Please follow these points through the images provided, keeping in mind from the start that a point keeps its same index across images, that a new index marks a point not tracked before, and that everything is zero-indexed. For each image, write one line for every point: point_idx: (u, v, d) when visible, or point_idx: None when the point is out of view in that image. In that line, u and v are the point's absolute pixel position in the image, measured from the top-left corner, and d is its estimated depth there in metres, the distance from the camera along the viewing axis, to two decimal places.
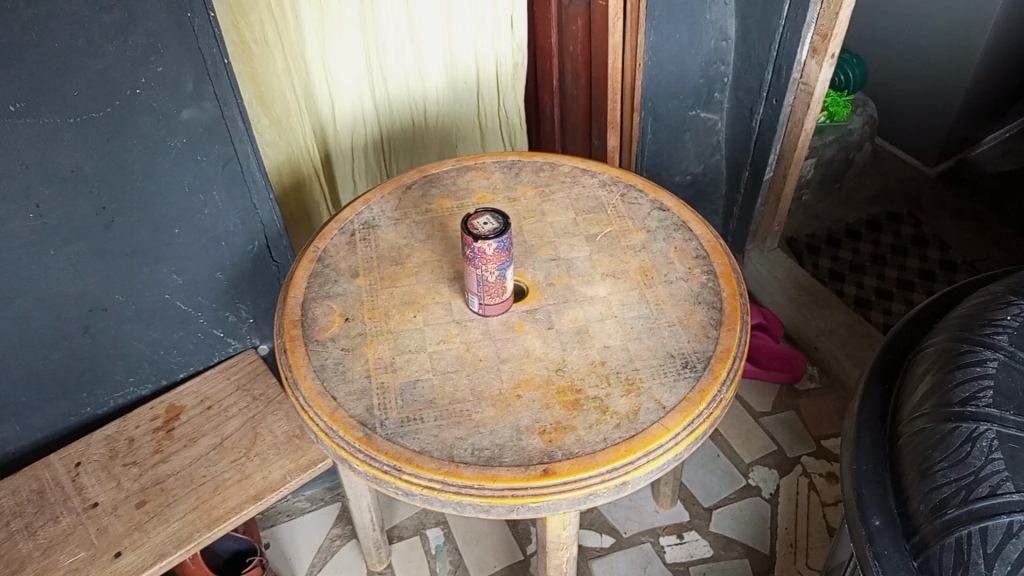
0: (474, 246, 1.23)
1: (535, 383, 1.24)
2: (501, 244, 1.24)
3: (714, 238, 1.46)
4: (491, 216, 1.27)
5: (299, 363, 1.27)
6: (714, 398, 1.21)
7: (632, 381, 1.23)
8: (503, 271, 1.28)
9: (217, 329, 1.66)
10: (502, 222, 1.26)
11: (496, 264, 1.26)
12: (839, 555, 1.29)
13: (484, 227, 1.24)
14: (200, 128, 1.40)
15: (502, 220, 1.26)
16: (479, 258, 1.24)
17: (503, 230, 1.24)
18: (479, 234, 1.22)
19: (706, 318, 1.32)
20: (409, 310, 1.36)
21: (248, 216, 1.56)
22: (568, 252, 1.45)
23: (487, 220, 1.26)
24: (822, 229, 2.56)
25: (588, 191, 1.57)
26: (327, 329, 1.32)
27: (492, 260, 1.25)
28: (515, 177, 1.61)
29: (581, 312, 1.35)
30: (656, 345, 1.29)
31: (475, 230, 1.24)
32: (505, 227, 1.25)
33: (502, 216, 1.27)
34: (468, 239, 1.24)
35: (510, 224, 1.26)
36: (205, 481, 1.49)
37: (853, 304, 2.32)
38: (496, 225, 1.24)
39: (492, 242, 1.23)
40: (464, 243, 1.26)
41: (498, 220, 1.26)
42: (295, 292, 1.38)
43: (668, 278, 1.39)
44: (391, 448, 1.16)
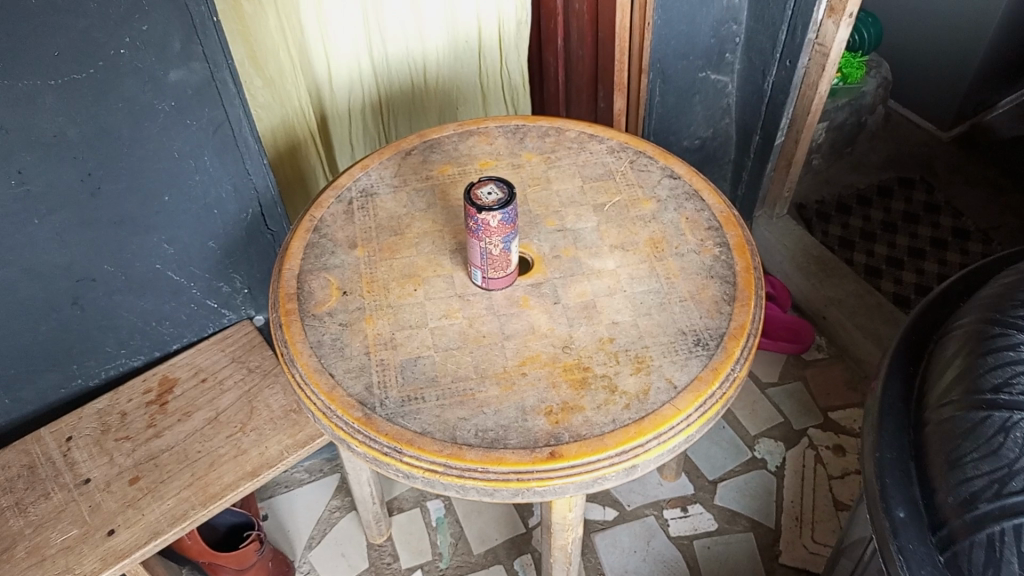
0: (478, 217, 1.17)
1: (541, 361, 1.19)
2: (506, 215, 1.18)
3: (727, 208, 1.39)
4: (496, 185, 1.20)
5: (295, 338, 1.22)
6: (727, 377, 1.16)
7: (641, 359, 1.19)
8: (507, 244, 1.22)
9: (211, 299, 1.61)
10: (507, 191, 1.20)
11: (500, 236, 1.20)
12: (853, 533, 1.26)
13: (489, 198, 1.18)
14: (189, 91, 1.33)
15: (508, 189, 1.20)
16: (483, 230, 1.19)
17: (509, 201, 1.18)
18: (483, 207, 1.16)
19: (719, 293, 1.26)
20: (410, 283, 1.30)
21: (242, 182, 1.49)
22: (575, 222, 1.39)
23: (492, 189, 1.20)
24: (832, 195, 2.49)
25: (596, 157, 1.50)
26: (324, 304, 1.27)
27: (497, 232, 1.19)
28: (519, 143, 1.54)
29: (589, 285, 1.29)
30: (667, 321, 1.24)
31: (479, 201, 1.17)
32: (510, 198, 1.18)
33: (507, 185, 1.21)
34: (472, 211, 1.18)
35: (516, 194, 1.20)
36: (201, 456, 1.45)
37: (863, 273, 2.27)
38: (501, 196, 1.18)
39: (497, 213, 1.17)
40: (467, 214, 1.20)
41: (502, 189, 1.20)
42: (290, 263, 1.32)
43: (679, 251, 1.33)
44: (392, 429, 1.11)
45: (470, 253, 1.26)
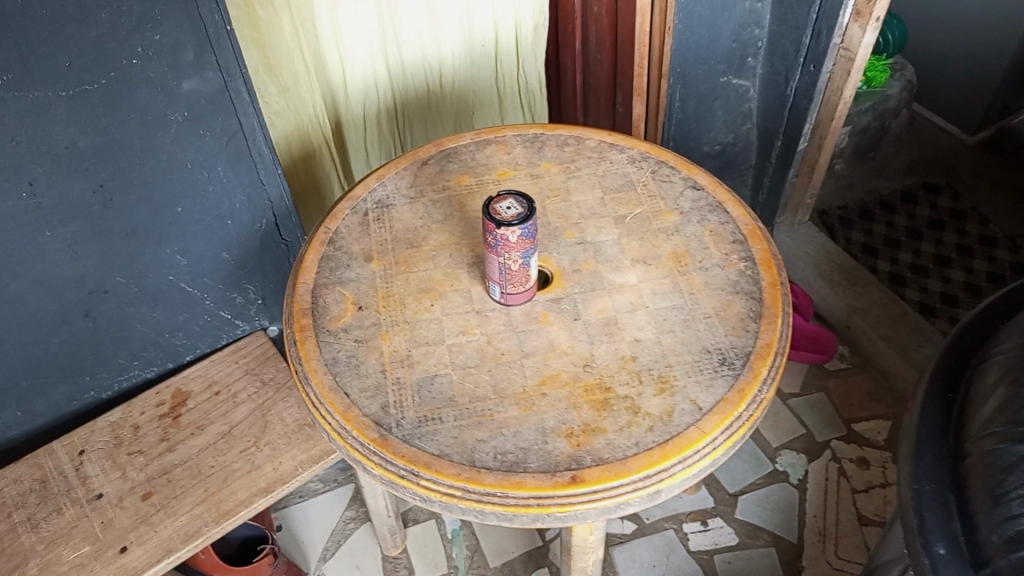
0: (497, 232, 1.14)
1: (561, 380, 1.16)
2: (526, 230, 1.14)
3: (752, 221, 1.36)
4: (515, 199, 1.17)
5: (310, 356, 1.19)
6: (754, 399, 1.13)
7: (665, 379, 1.15)
8: (526, 260, 1.19)
9: (224, 310, 1.58)
10: (527, 205, 1.16)
11: (520, 252, 1.17)
12: (885, 553, 1.24)
13: (508, 213, 1.14)
14: (202, 100, 1.30)
15: (527, 203, 1.16)
16: (502, 245, 1.15)
17: (528, 216, 1.14)
18: (502, 222, 1.13)
19: (745, 310, 1.23)
20: (427, 298, 1.27)
21: (256, 193, 1.47)
22: (595, 235, 1.36)
23: (511, 203, 1.16)
24: (855, 201, 2.44)
25: (616, 167, 1.47)
26: (340, 319, 1.24)
27: (516, 248, 1.16)
28: (537, 153, 1.50)
29: (610, 301, 1.26)
30: (691, 339, 1.20)
31: (498, 216, 1.14)
32: (530, 212, 1.15)
33: (526, 199, 1.18)
34: (490, 226, 1.15)
35: (536, 208, 1.16)
36: (214, 471, 1.42)
37: (887, 282, 2.23)
38: (520, 211, 1.15)
39: (517, 228, 1.13)
40: (485, 229, 1.17)
41: (522, 203, 1.16)
42: (305, 277, 1.30)
43: (703, 265, 1.29)
44: (409, 451, 1.08)
45: (488, 268, 1.22)
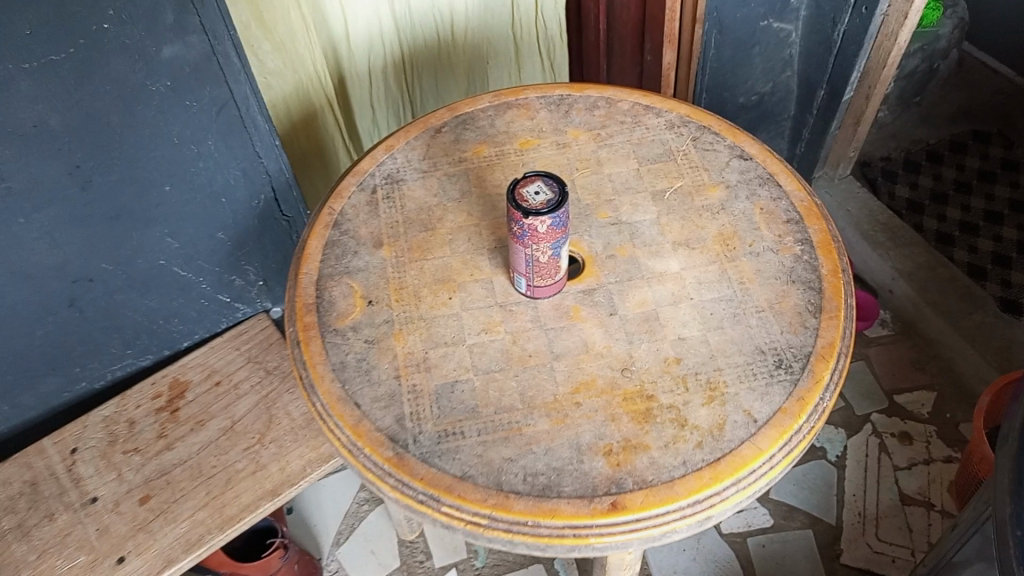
0: (524, 222, 1.00)
1: (597, 388, 1.03)
2: (557, 219, 1.00)
3: (808, 197, 1.20)
4: (544, 182, 1.02)
5: (315, 360, 1.07)
6: (815, 409, 1.00)
7: (714, 386, 1.03)
8: (556, 251, 1.05)
9: (222, 293, 1.45)
10: (557, 189, 1.02)
11: (549, 243, 1.03)
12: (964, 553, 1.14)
13: (537, 199, 1.00)
14: (186, 68, 1.15)
15: (558, 187, 1.02)
16: (529, 236, 1.02)
17: (560, 203, 1.00)
18: (530, 211, 0.99)
19: (803, 303, 1.09)
20: (443, 290, 1.14)
21: (251, 166, 1.32)
22: (630, 214, 1.21)
23: (539, 187, 1.02)
24: (899, 151, 2.26)
25: (653, 134, 1.31)
26: (348, 316, 1.11)
27: (545, 239, 1.02)
28: (564, 117, 1.34)
29: (649, 292, 1.12)
30: (742, 337, 1.07)
31: (525, 203, 1.00)
32: (562, 198, 1.00)
33: (556, 181, 1.03)
34: (516, 215, 1.00)
35: (568, 192, 1.02)
36: (216, 472, 1.32)
37: (934, 241, 2.07)
38: (550, 197, 1.00)
39: (546, 217, 0.99)
40: (509, 217, 1.03)
41: (552, 186, 1.02)
42: (308, 267, 1.16)
43: (753, 250, 1.15)
44: (428, 472, 0.97)
45: (512, 259, 1.08)
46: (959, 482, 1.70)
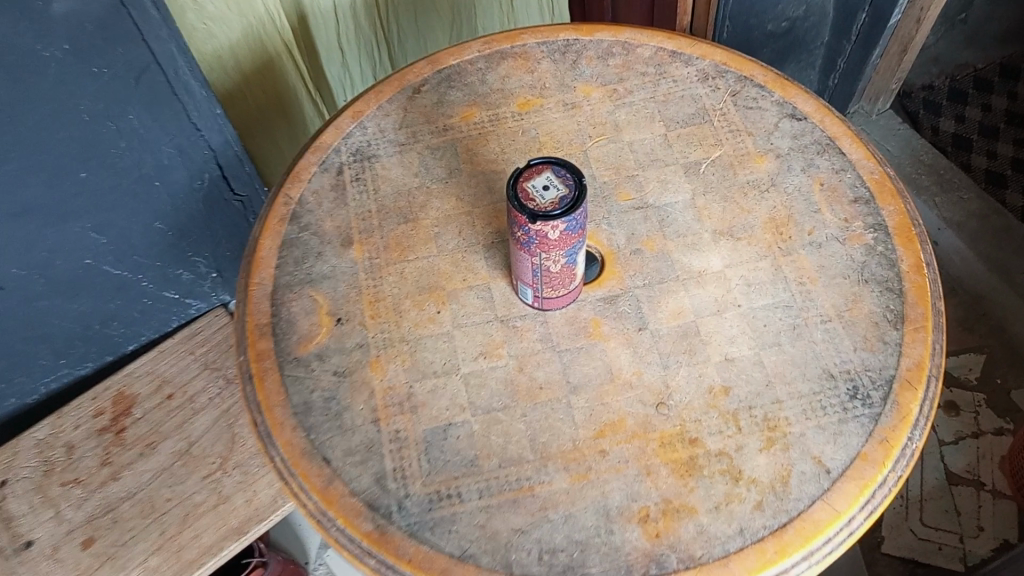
0: (530, 228, 0.78)
1: (627, 431, 0.82)
2: (573, 223, 0.78)
3: (879, 167, 0.97)
4: (555, 172, 0.79)
5: (272, 402, 0.85)
6: (903, 453, 0.80)
7: (774, 426, 0.82)
8: (571, 259, 0.83)
9: (169, 290, 1.22)
10: (572, 182, 0.78)
11: (562, 250, 0.81)
12: None
13: (546, 197, 0.77)
14: (89, 26, 0.89)
15: (573, 179, 0.78)
16: (537, 243, 0.79)
17: (577, 201, 0.77)
18: (539, 214, 0.76)
19: (880, 310, 0.88)
20: (429, 302, 0.91)
21: (189, 141, 1.08)
22: (659, 194, 0.98)
23: (549, 179, 0.78)
24: (943, 78, 2.00)
25: (682, 88, 1.06)
26: (312, 341, 0.89)
27: (557, 245, 0.80)
28: (571, 69, 1.09)
29: (686, 299, 0.90)
30: (805, 357, 0.86)
31: (532, 203, 0.77)
32: (579, 194, 0.77)
33: (569, 168, 0.79)
34: (520, 218, 0.78)
35: (586, 184, 0.79)
36: (170, 507, 1.12)
37: (983, 182, 1.83)
38: (565, 193, 0.77)
39: (559, 221, 0.77)
40: (511, 219, 0.80)
41: (566, 178, 0.78)
42: (260, 275, 0.93)
43: (813, 240, 0.93)
44: (418, 552, 0.76)
45: (515, 267, 0.86)
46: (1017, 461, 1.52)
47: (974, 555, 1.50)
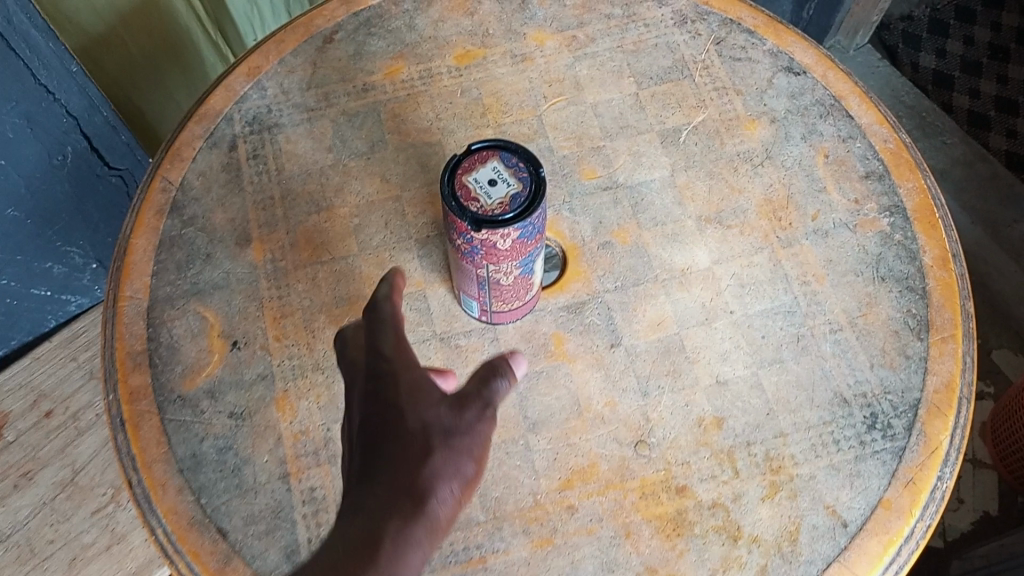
0: (473, 237, 0.60)
1: (600, 480, 0.67)
2: (528, 229, 0.60)
3: (894, 134, 0.81)
4: (504, 161, 0.60)
5: (150, 457, 0.66)
6: (934, 496, 0.65)
7: (777, 467, 0.67)
8: (525, 270, 0.65)
9: (39, 286, 1.02)
10: (527, 174, 0.59)
11: (513, 261, 0.63)
12: None
13: (492, 196, 0.58)
14: None
15: (528, 171, 0.59)
16: (483, 254, 0.62)
17: (532, 201, 0.59)
18: (483, 219, 0.58)
19: (899, 315, 0.72)
20: (350, 317, 0.73)
21: (41, 109, 0.86)
22: (631, 171, 0.80)
23: (496, 171, 0.59)
24: (924, 7, 1.73)
25: (656, 34, 0.87)
26: (201, 374, 0.70)
27: (507, 256, 0.62)
28: (520, 10, 0.89)
29: (668, 305, 0.74)
30: (812, 377, 0.70)
31: (474, 204, 0.58)
32: (535, 192, 0.59)
33: (524, 155, 0.60)
34: (460, 223, 0.59)
35: (545, 179, 0.60)
36: (54, 550, 0.93)
37: (966, 124, 1.58)
38: (518, 191, 0.59)
39: (511, 229, 0.59)
40: (447, 223, 0.61)
41: (517, 168, 0.59)
42: (132, 285, 0.73)
43: (818, 227, 0.77)
44: None
45: (455, 276, 0.69)
46: (999, 433, 1.19)
47: (953, 531, 1.18)
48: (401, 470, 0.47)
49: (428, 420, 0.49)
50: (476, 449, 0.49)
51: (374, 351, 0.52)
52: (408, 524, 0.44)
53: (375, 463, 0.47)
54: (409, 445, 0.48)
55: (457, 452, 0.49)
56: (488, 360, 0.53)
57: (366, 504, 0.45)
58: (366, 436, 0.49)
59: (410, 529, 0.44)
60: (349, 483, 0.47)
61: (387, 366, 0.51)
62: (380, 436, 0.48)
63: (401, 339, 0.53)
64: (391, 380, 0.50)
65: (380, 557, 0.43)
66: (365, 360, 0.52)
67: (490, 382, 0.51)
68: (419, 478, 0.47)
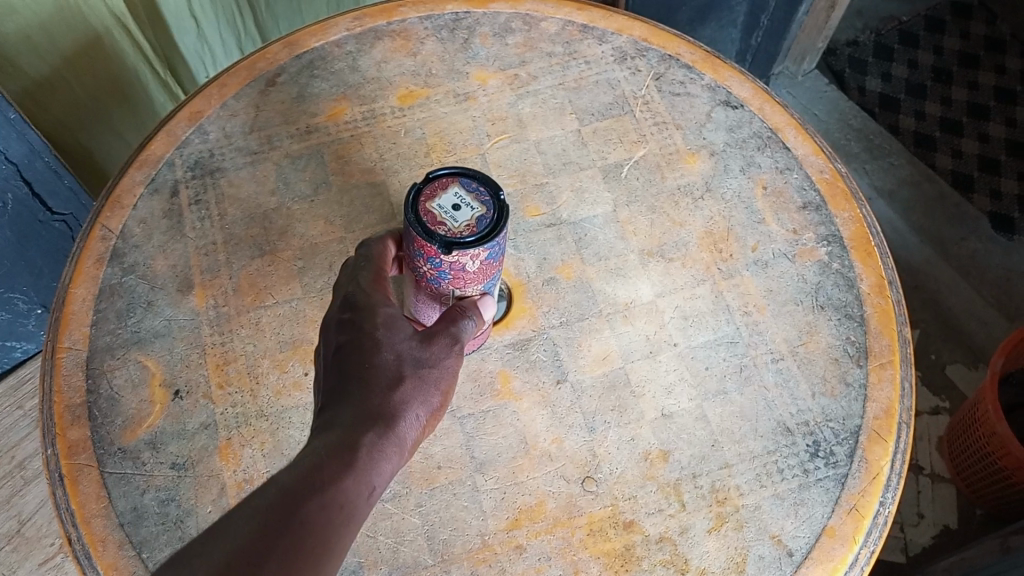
0: (443, 261, 0.59)
1: (547, 518, 0.67)
2: (496, 250, 0.60)
3: (829, 164, 0.83)
4: (465, 187, 0.59)
5: (89, 512, 0.65)
6: (877, 520, 0.66)
7: (722, 499, 0.67)
8: (488, 291, 0.66)
9: None
10: (489, 198, 0.59)
11: (479, 284, 0.63)
12: None
13: (458, 220, 0.58)
14: None
15: (490, 194, 0.59)
16: (452, 278, 0.61)
17: (497, 223, 0.58)
18: (454, 242, 0.57)
19: (838, 343, 0.74)
20: (294, 361, 0.73)
21: None
22: (574, 207, 0.81)
23: (459, 196, 0.59)
24: (868, 32, 1.77)
25: (597, 70, 0.89)
26: (142, 425, 0.69)
27: (474, 278, 0.62)
28: (463, 50, 0.90)
29: (612, 340, 0.74)
30: (755, 408, 0.71)
31: (442, 228, 0.57)
32: (499, 214, 0.59)
33: (484, 180, 0.60)
34: (428, 248, 0.58)
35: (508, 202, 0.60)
36: None
37: (912, 145, 1.61)
38: (482, 214, 0.58)
39: (481, 251, 0.58)
40: (412, 246, 0.60)
41: (479, 193, 0.59)
42: (71, 336, 0.72)
43: (758, 258, 0.78)
44: None
45: (415, 299, 0.68)
46: (955, 449, 1.20)
47: (914, 546, 1.19)
48: (376, 386, 0.53)
49: (402, 348, 0.55)
50: (440, 383, 0.56)
51: (355, 284, 0.58)
52: (381, 438, 0.50)
53: (351, 379, 0.53)
54: (385, 366, 0.54)
55: (426, 382, 0.55)
56: (457, 304, 0.62)
57: (344, 417, 0.51)
58: (344, 353, 0.54)
59: (382, 441, 0.50)
60: (326, 396, 0.53)
61: (366, 296, 0.58)
62: (359, 352, 0.54)
63: (381, 274, 0.61)
64: (368, 314, 0.56)
65: (357, 460, 0.48)
66: (342, 297, 0.58)
67: (457, 321, 0.60)
68: (391, 399, 0.53)
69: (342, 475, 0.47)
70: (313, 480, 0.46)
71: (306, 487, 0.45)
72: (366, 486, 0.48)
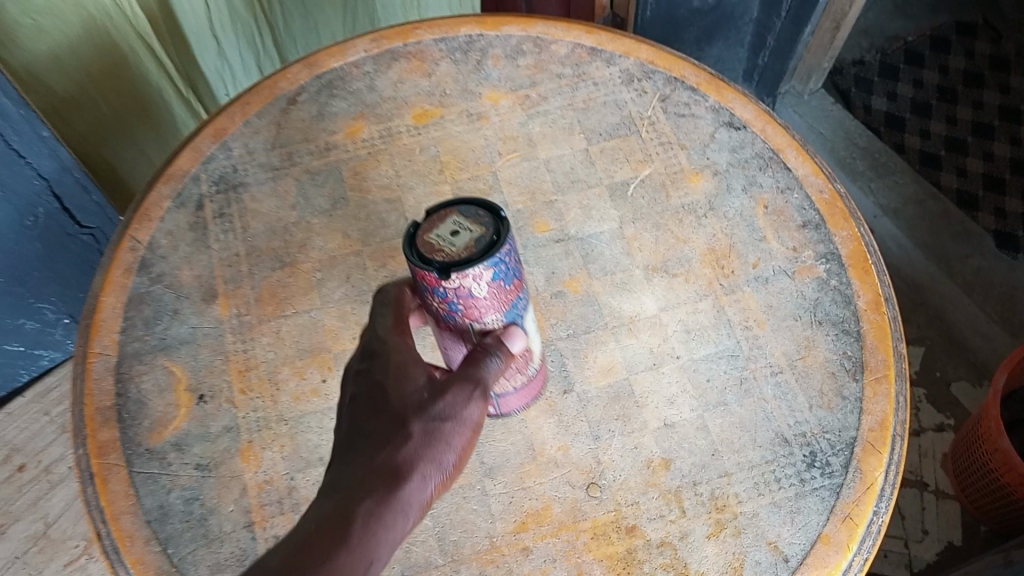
0: (448, 286, 0.60)
1: (553, 521, 0.69)
2: (500, 269, 0.61)
3: (829, 184, 0.85)
4: (463, 214, 0.61)
5: (119, 510, 0.68)
6: (871, 529, 0.69)
7: (721, 505, 0.70)
8: (511, 322, 0.66)
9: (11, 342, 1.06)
10: (487, 220, 0.61)
11: (497, 312, 0.64)
12: None
13: (457, 243, 0.59)
14: None
15: (488, 218, 0.61)
16: (464, 305, 0.62)
17: (496, 241, 0.60)
18: (452, 263, 0.58)
19: (835, 357, 0.76)
20: (313, 368, 0.76)
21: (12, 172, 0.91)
22: (582, 224, 0.84)
23: (457, 223, 0.61)
24: (874, 52, 1.80)
25: (605, 92, 0.92)
26: (168, 427, 0.72)
27: (488, 306, 0.63)
28: (475, 71, 0.93)
29: (617, 351, 0.78)
30: (754, 419, 0.74)
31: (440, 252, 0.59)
32: (497, 234, 0.60)
33: (481, 206, 0.62)
34: (429, 277, 0.59)
35: (506, 222, 0.62)
36: None
37: (917, 164, 1.64)
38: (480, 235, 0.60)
39: (482, 269, 0.59)
40: (419, 283, 0.62)
41: (477, 217, 0.61)
42: (101, 343, 0.76)
43: (758, 274, 0.81)
44: None
45: (442, 343, 0.70)
46: (959, 465, 1.22)
47: (919, 562, 1.21)
48: (381, 448, 0.53)
49: (411, 403, 0.55)
50: (453, 439, 0.55)
51: (373, 333, 0.60)
52: (381, 506, 0.50)
53: (358, 441, 0.53)
54: (391, 425, 0.54)
55: (436, 439, 0.55)
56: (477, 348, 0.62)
57: (345, 482, 0.51)
58: (355, 411, 0.55)
59: (381, 508, 0.50)
60: (333, 455, 0.54)
61: (381, 348, 0.58)
62: (368, 412, 0.55)
63: (400, 318, 0.61)
64: (381, 363, 0.57)
65: (352, 532, 0.48)
66: (361, 345, 0.59)
67: (478, 364, 0.59)
68: (396, 459, 0.53)
69: (335, 551, 0.47)
70: (302, 556, 0.46)
71: (293, 566, 0.46)
72: (363, 560, 0.48)
